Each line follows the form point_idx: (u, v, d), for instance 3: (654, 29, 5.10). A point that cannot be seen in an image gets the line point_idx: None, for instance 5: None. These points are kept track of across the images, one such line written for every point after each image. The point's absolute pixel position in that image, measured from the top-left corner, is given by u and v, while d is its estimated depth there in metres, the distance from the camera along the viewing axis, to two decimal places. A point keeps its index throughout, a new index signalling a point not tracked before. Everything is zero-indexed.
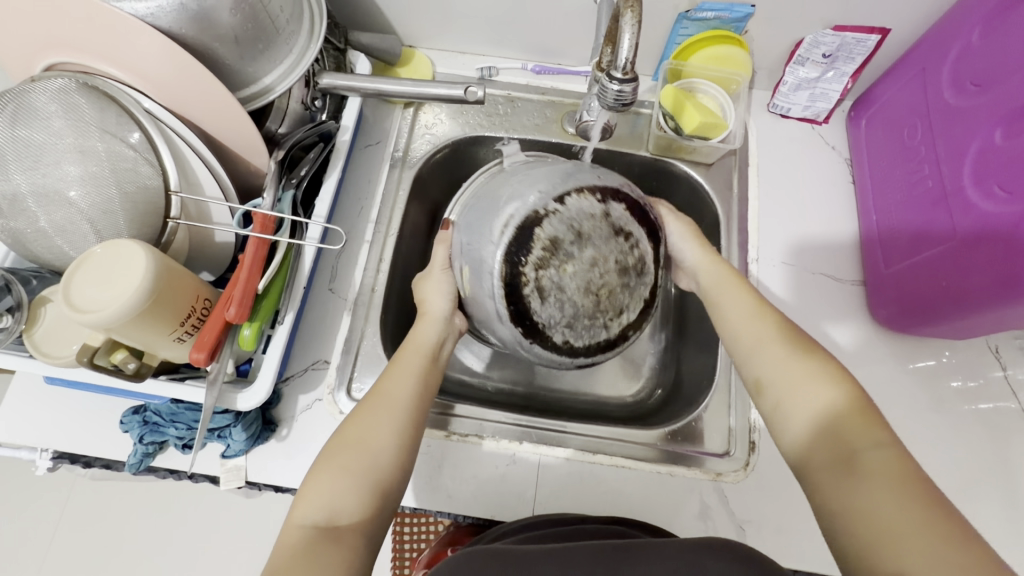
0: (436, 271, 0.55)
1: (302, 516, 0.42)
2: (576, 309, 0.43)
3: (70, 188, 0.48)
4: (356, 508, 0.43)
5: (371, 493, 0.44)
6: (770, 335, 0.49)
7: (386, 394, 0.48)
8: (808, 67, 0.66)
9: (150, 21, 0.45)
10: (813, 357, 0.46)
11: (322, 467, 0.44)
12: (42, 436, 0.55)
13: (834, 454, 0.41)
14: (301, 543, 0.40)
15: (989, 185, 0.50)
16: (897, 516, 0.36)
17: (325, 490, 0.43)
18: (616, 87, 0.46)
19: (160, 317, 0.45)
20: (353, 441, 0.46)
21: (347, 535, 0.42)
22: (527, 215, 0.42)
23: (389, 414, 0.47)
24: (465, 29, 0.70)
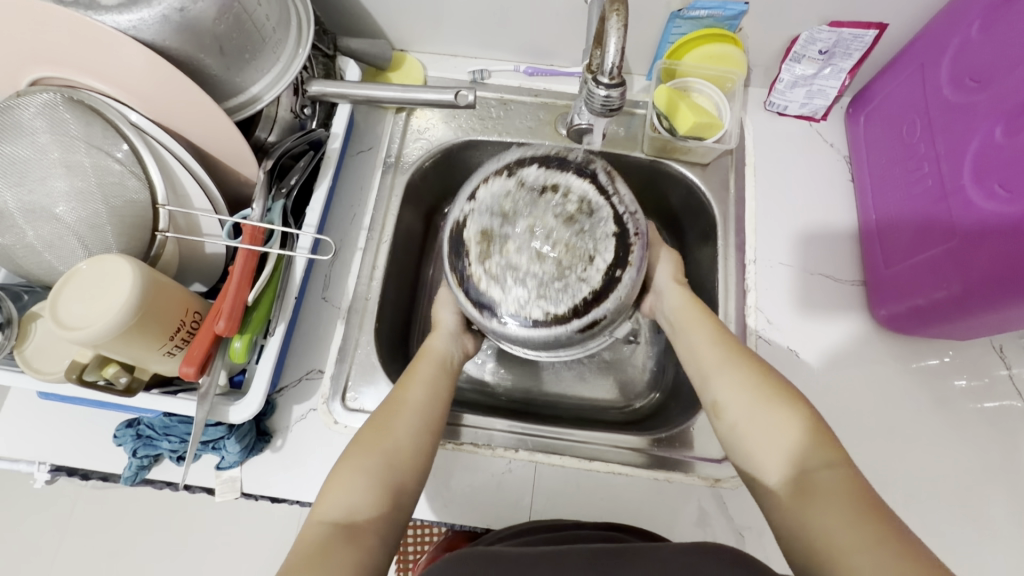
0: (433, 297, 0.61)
1: (323, 513, 0.42)
2: (545, 281, 0.49)
3: (58, 204, 0.47)
4: (371, 506, 0.43)
5: (386, 491, 0.44)
6: (728, 362, 0.49)
7: (405, 399, 0.50)
8: (804, 64, 0.65)
9: (132, 34, 0.44)
10: (767, 383, 0.46)
11: (343, 466, 0.45)
12: (38, 450, 0.55)
13: (787, 480, 0.42)
14: (318, 539, 0.40)
15: (990, 184, 0.49)
16: (844, 541, 0.37)
17: (346, 488, 0.43)
18: (603, 92, 0.45)
19: (147, 333, 0.44)
20: (370, 440, 0.46)
21: (362, 537, 0.41)
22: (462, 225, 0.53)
23: (410, 416, 0.48)
24: (456, 32, 0.69)
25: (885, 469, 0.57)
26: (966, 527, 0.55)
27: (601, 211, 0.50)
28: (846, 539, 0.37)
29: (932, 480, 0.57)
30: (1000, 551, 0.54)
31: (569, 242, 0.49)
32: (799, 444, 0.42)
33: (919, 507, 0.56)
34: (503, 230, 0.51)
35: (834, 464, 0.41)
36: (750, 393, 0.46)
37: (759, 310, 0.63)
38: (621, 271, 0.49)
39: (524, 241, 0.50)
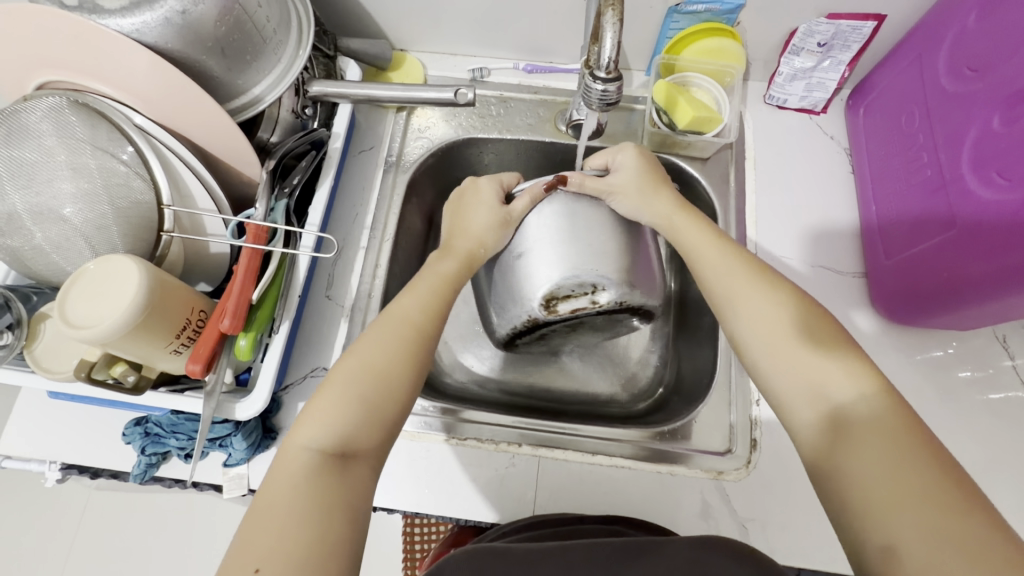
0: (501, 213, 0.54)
1: (307, 439, 0.41)
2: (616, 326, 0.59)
3: (65, 206, 0.48)
4: (367, 437, 0.43)
5: (384, 423, 0.43)
6: (765, 301, 0.47)
7: (398, 318, 0.48)
8: (803, 57, 0.65)
9: (135, 37, 0.45)
10: (807, 328, 0.45)
11: (330, 389, 0.43)
12: (48, 449, 0.56)
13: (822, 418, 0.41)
14: (305, 464, 0.40)
15: (988, 172, 0.49)
16: (896, 493, 0.36)
17: (336, 417, 0.42)
18: (600, 87, 0.45)
19: (154, 330, 0.45)
20: (370, 368, 0.45)
21: (353, 466, 0.41)
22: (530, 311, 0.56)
23: (399, 338, 0.47)
24: (455, 32, 0.70)
25: None
26: None
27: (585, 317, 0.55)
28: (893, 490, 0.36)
29: None
30: None
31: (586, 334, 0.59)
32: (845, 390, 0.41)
33: None
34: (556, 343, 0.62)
35: (883, 411, 0.39)
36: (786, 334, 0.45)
37: None
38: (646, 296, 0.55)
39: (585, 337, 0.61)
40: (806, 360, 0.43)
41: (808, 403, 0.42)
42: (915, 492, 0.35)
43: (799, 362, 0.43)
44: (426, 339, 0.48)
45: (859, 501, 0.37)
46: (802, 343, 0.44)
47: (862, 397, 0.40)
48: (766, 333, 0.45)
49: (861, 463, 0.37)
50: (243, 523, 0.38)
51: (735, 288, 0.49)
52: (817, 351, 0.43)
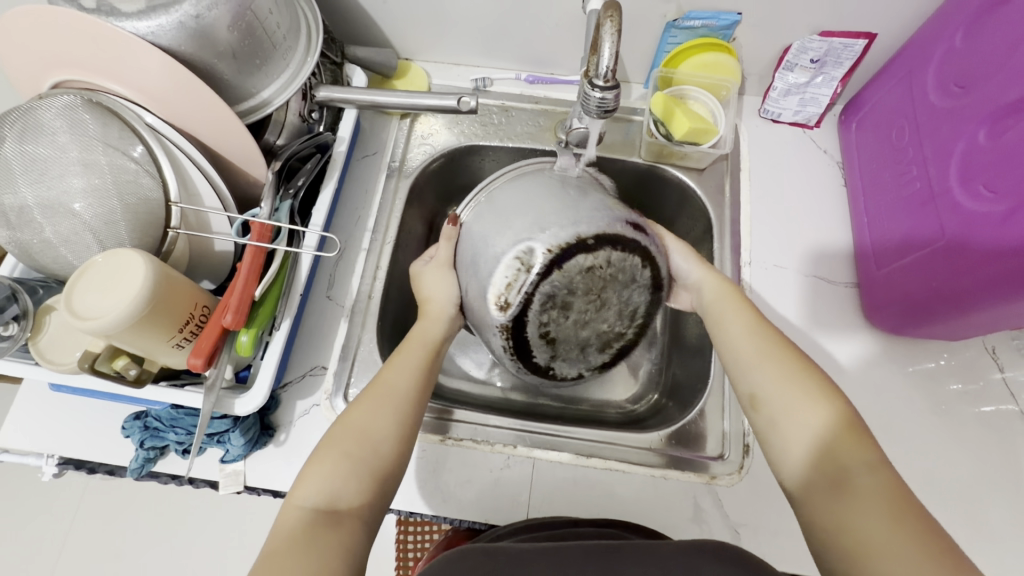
0: (443, 267, 0.57)
1: (301, 497, 0.42)
2: (614, 274, 0.50)
3: (75, 201, 0.49)
4: (355, 495, 0.43)
5: (371, 481, 0.44)
6: (771, 347, 0.48)
7: (389, 383, 0.49)
8: (797, 73, 0.67)
9: (151, 39, 0.47)
10: (803, 373, 0.46)
11: (323, 453, 0.44)
12: (46, 443, 0.57)
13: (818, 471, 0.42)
14: (304, 523, 0.41)
15: (975, 185, 0.51)
16: (889, 543, 0.37)
17: (326, 479, 0.43)
18: (599, 95, 0.47)
19: (158, 324, 0.46)
20: (357, 431, 0.46)
21: (342, 525, 0.42)
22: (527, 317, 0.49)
23: (393, 402, 0.48)
24: (459, 41, 0.71)
25: None
26: (963, 529, 0.55)
27: (571, 268, 0.48)
28: (886, 541, 0.37)
29: (929, 480, 0.57)
30: (998, 553, 0.54)
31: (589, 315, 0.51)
32: (842, 440, 0.42)
33: None
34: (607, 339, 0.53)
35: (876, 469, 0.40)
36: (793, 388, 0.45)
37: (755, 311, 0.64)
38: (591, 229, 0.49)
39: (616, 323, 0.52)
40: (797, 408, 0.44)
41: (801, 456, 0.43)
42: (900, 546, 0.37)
43: (790, 408, 0.44)
44: (412, 405, 0.49)
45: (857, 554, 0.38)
46: (796, 378, 0.45)
47: (858, 452, 0.41)
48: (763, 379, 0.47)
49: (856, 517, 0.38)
50: None
51: (741, 325, 0.50)
52: (810, 395, 0.44)
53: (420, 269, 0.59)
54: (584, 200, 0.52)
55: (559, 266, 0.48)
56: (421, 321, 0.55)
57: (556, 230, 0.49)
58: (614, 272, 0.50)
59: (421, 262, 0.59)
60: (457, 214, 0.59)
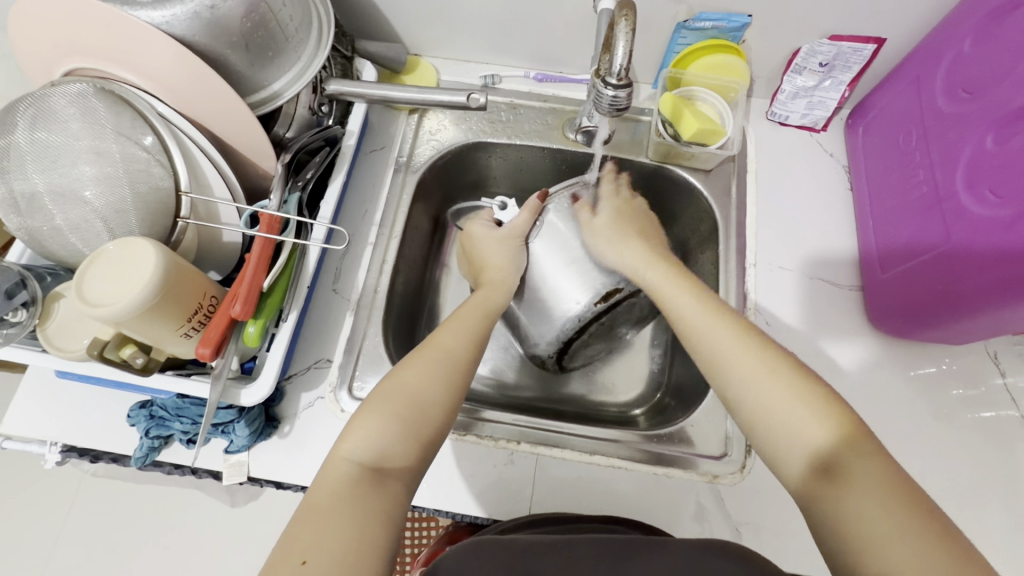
0: (512, 241, 0.60)
1: (348, 451, 0.42)
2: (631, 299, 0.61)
3: (86, 189, 0.49)
4: (403, 457, 0.43)
5: (419, 441, 0.44)
6: (733, 337, 0.48)
7: (439, 347, 0.49)
8: (805, 76, 0.67)
9: (165, 29, 0.47)
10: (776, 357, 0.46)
11: (374, 407, 0.45)
12: (50, 430, 0.57)
13: (813, 465, 0.41)
14: (344, 478, 0.41)
15: (982, 189, 0.51)
16: (886, 528, 0.36)
17: (373, 433, 0.43)
18: (611, 93, 0.48)
19: (167, 313, 0.46)
20: (406, 389, 0.46)
21: (388, 484, 0.42)
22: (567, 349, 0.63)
23: (440, 366, 0.48)
24: (469, 38, 0.72)
25: None
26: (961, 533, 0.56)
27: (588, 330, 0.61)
28: (881, 528, 0.36)
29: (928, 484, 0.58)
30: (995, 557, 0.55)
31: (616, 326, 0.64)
32: (826, 432, 0.41)
33: None
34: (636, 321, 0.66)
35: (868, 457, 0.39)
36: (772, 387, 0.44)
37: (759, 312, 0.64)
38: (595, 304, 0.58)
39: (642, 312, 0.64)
40: (782, 406, 0.43)
41: (799, 455, 0.41)
42: (899, 526, 0.36)
43: (776, 401, 0.44)
44: (463, 372, 0.49)
45: (851, 538, 0.37)
46: (773, 374, 0.45)
47: (827, 431, 0.41)
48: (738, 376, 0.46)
49: (854, 504, 0.38)
50: (282, 540, 0.38)
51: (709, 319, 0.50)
52: (794, 389, 0.44)
53: (483, 233, 0.62)
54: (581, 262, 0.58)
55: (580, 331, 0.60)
56: (483, 290, 0.58)
57: (572, 309, 0.58)
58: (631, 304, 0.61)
59: (484, 226, 0.62)
60: (547, 193, 0.62)
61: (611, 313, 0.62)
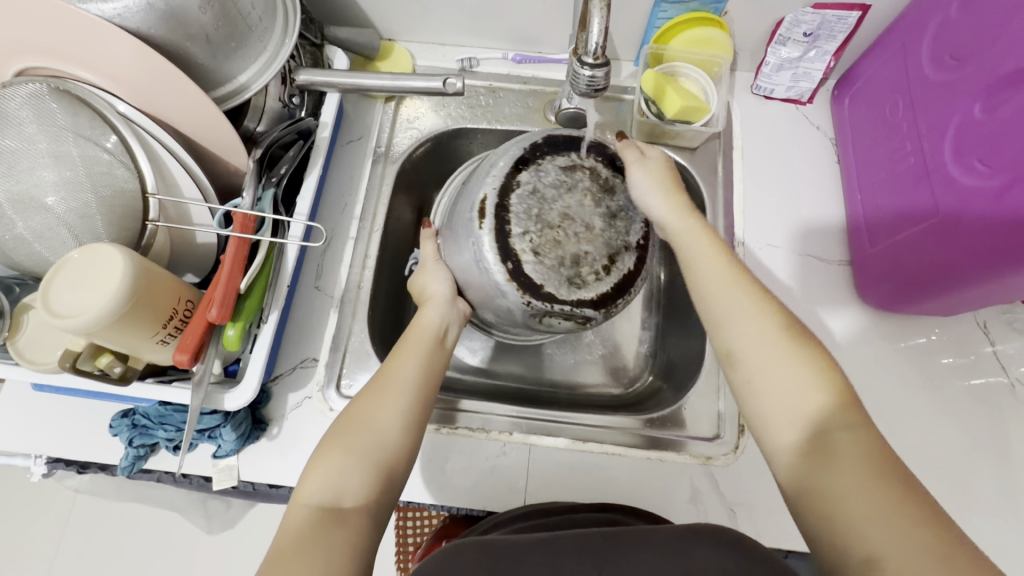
0: (431, 263, 0.57)
1: (308, 497, 0.42)
2: (541, 209, 0.49)
3: (48, 195, 0.47)
4: (360, 490, 0.43)
5: (378, 474, 0.44)
6: (743, 297, 0.47)
7: (390, 381, 0.48)
8: (789, 47, 0.65)
9: (118, 22, 0.44)
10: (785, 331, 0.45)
11: (325, 449, 0.45)
12: (32, 444, 0.56)
13: (803, 438, 0.41)
14: (306, 523, 0.40)
15: (970, 160, 0.50)
16: (868, 502, 0.36)
17: (331, 474, 0.43)
18: (588, 73, 0.46)
19: (140, 320, 0.45)
20: (361, 424, 0.46)
21: (350, 522, 0.41)
22: (532, 275, 0.48)
23: (395, 396, 0.47)
24: (444, 20, 0.69)
25: None
26: (954, 500, 0.56)
27: (513, 231, 0.48)
28: (866, 503, 0.36)
29: (920, 454, 0.58)
30: (984, 522, 0.55)
31: (576, 278, 0.48)
32: (822, 407, 0.41)
33: None
34: (624, 260, 0.50)
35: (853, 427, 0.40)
36: (767, 350, 0.44)
37: None
38: (504, 268, 0.48)
39: (598, 254, 0.49)
40: (782, 382, 0.43)
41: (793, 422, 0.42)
42: (887, 510, 0.36)
43: (774, 373, 0.43)
44: (420, 399, 0.48)
45: (830, 512, 0.38)
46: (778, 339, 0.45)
47: (811, 392, 0.42)
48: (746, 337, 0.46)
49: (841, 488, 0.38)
50: None
51: (730, 289, 0.48)
52: (794, 358, 0.43)
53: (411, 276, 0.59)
54: (467, 255, 0.50)
55: (514, 247, 0.48)
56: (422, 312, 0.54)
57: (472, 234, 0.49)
58: (541, 219, 0.49)
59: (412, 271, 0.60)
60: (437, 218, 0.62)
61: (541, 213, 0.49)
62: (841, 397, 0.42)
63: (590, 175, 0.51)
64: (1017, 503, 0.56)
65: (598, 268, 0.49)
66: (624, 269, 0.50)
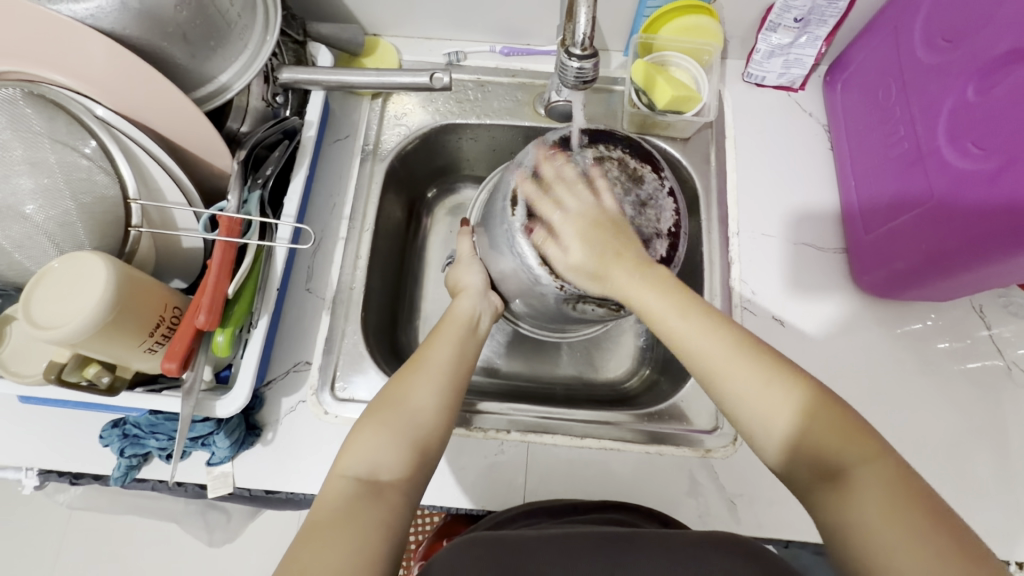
0: (467, 258, 0.59)
1: (345, 467, 0.42)
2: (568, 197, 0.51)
3: (26, 204, 0.46)
4: (396, 466, 0.43)
5: (413, 450, 0.44)
6: (712, 336, 0.45)
7: (428, 361, 0.49)
8: (780, 33, 0.64)
9: (91, 23, 0.43)
10: (769, 363, 0.43)
11: (363, 422, 0.45)
12: (23, 457, 0.55)
13: (809, 468, 0.40)
14: (342, 495, 0.40)
15: (964, 143, 0.50)
16: (889, 532, 0.35)
17: (370, 448, 0.43)
18: (576, 65, 0.45)
19: (126, 329, 0.44)
20: (397, 402, 0.46)
21: (387, 496, 0.41)
22: (560, 264, 0.49)
23: (433, 375, 0.48)
24: (429, 14, 0.68)
25: None
26: (953, 485, 0.56)
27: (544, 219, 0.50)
28: (886, 537, 0.35)
29: (918, 440, 0.58)
30: (982, 505, 0.56)
31: None
32: (811, 428, 0.41)
33: None
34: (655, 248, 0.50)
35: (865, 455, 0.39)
36: (758, 386, 0.42)
37: (743, 281, 0.63)
38: (533, 253, 0.50)
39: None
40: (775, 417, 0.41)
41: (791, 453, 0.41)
42: (907, 528, 0.35)
43: (766, 412, 0.42)
44: (455, 381, 0.48)
45: (858, 545, 0.36)
46: (768, 378, 0.42)
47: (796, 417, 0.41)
48: (735, 388, 0.43)
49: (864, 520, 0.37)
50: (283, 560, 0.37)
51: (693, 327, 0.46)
52: (784, 391, 0.42)
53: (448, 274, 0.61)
54: (506, 264, 0.54)
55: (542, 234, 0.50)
56: (458, 301, 0.55)
57: (509, 223, 0.52)
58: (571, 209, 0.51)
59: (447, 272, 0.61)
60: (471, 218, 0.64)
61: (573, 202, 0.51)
62: (834, 420, 0.41)
63: (618, 166, 0.52)
64: (1016, 486, 0.56)
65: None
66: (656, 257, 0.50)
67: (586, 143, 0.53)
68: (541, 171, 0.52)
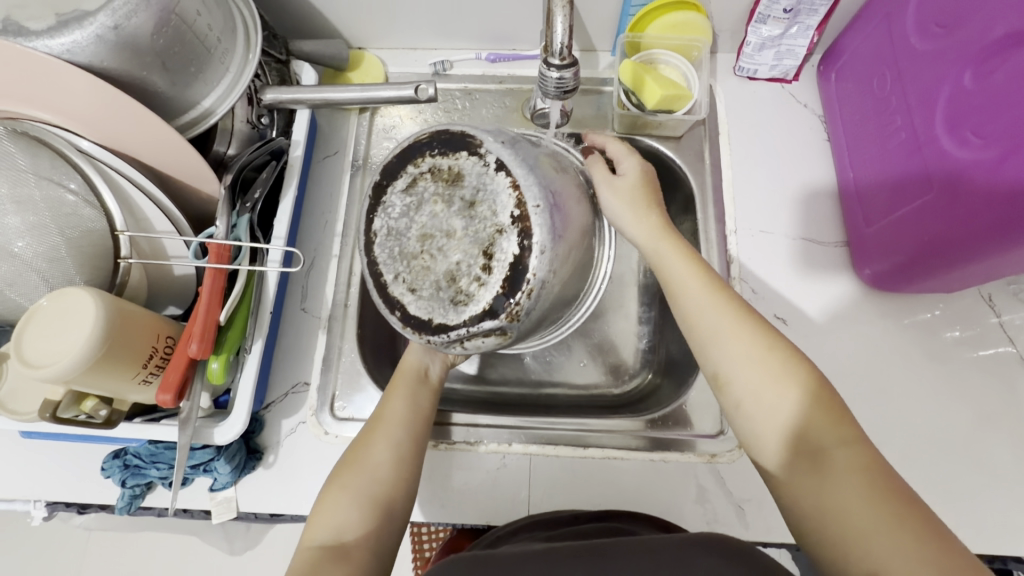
0: None
1: (313, 537, 0.44)
2: (400, 245, 0.45)
3: (15, 241, 0.46)
4: (361, 527, 0.45)
5: (375, 509, 0.45)
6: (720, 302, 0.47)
7: (385, 419, 0.50)
8: (770, 25, 0.62)
9: (67, 58, 0.43)
10: (772, 338, 0.44)
11: (329, 489, 0.46)
12: (29, 492, 0.55)
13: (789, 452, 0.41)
14: (311, 564, 0.42)
15: (962, 131, 0.48)
16: (865, 521, 0.37)
17: (337, 514, 0.45)
18: (556, 74, 0.46)
19: (119, 362, 0.44)
20: (358, 465, 0.47)
21: (354, 559, 0.43)
22: (415, 314, 0.45)
23: (390, 434, 0.49)
24: (412, 24, 0.67)
25: (883, 427, 0.57)
26: (968, 479, 0.55)
27: (387, 278, 0.46)
28: (863, 525, 0.37)
29: (930, 434, 0.56)
30: (1000, 498, 0.54)
31: (459, 294, 0.44)
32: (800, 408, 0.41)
33: (918, 465, 0.55)
34: (503, 246, 0.43)
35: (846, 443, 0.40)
36: (761, 361, 0.43)
37: (743, 280, 0.62)
38: (395, 319, 0.46)
39: (470, 258, 0.44)
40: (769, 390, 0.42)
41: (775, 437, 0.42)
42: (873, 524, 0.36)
43: (756, 385, 0.43)
44: (415, 435, 0.49)
45: (832, 538, 0.37)
46: (769, 349, 0.44)
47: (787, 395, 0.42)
48: (727, 355, 0.45)
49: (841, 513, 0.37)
50: None
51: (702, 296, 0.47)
52: (781, 369, 0.43)
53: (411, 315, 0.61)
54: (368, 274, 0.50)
55: (389, 294, 0.46)
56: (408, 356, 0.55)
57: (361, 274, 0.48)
58: (403, 252, 0.45)
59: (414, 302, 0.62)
60: None
61: (396, 239, 0.46)
62: (821, 400, 0.42)
63: (432, 177, 0.45)
64: None
65: (476, 274, 0.43)
66: (508, 256, 0.43)
67: (391, 176, 0.47)
68: (373, 224, 0.47)
